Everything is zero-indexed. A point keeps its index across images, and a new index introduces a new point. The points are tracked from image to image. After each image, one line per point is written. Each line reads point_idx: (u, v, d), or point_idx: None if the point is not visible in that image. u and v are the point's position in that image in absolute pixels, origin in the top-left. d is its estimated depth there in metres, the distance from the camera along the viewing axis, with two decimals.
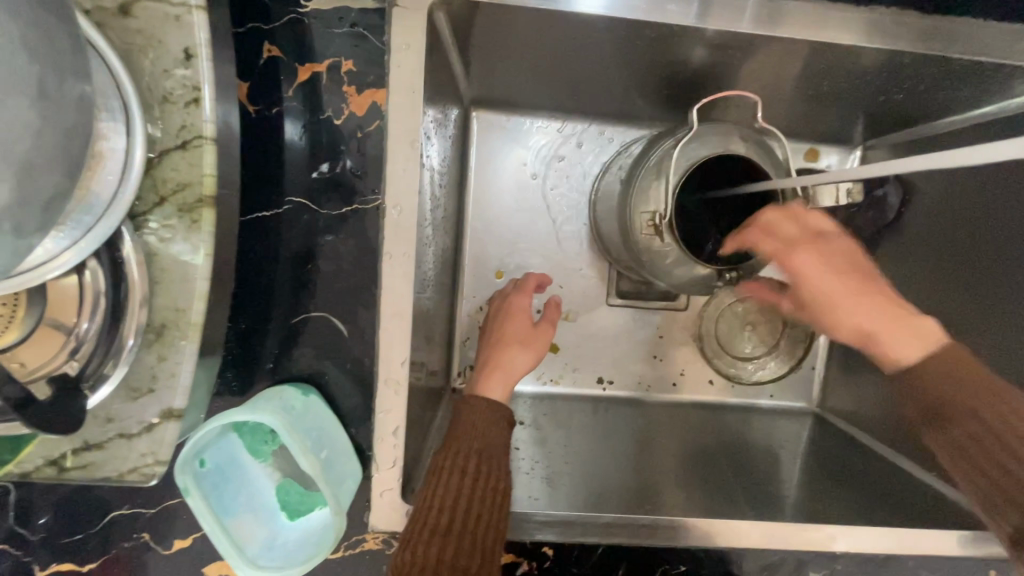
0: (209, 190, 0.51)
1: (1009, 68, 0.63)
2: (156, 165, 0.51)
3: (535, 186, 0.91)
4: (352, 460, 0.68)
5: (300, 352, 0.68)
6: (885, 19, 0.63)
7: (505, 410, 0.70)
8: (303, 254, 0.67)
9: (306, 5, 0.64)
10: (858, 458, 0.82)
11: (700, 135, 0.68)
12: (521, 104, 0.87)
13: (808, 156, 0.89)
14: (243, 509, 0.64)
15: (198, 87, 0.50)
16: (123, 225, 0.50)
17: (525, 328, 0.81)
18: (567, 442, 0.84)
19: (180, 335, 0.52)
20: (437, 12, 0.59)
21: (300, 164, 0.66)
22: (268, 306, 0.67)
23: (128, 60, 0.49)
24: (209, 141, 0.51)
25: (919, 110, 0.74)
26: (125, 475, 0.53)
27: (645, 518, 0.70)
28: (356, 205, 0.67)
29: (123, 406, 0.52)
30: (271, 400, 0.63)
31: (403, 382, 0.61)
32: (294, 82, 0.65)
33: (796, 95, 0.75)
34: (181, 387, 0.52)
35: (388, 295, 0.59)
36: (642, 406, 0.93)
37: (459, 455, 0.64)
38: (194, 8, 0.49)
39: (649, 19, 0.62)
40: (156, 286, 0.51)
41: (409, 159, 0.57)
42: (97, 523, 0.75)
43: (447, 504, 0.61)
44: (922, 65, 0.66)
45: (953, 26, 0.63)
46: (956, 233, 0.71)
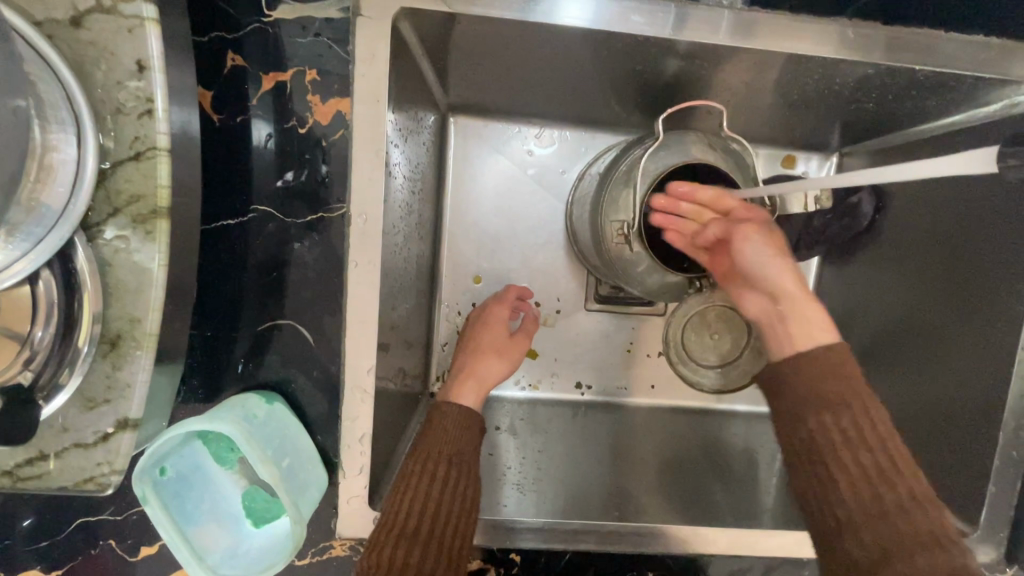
0: (165, 201, 0.51)
1: (975, 78, 0.64)
2: (109, 175, 0.51)
3: (510, 192, 0.91)
4: (316, 467, 0.68)
5: (267, 359, 0.69)
6: (848, 30, 0.63)
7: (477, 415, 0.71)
8: (269, 262, 0.67)
9: (270, 13, 0.64)
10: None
11: (667, 144, 0.69)
12: (495, 111, 0.87)
13: (785, 163, 0.90)
14: (206, 517, 0.64)
15: (151, 98, 0.50)
16: (77, 236, 0.50)
17: (500, 337, 0.82)
18: (541, 447, 0.85)
19: (135, 346, 0.52)
20: (402, 23, 0.60)
21: (266, 172, 0.66)
22: (235, 313, 0.68)
23: (80, 71, 0.50)
24: (163, 153, 0.51)
25: (890, 120, 0.75)
26: (81, 484, 0.53)
27: (612, 523, 0.72)
28: (322, 214, 0.67)
29: (78, 416, 0.52)
30: (232, 408, 0.63)
31: (368, 391, 0.62)
32: (259, 90, 0.65)
33: (762, 105, 0.76)
34: (136, 397, 0.53)
35: (354, 303, 0.59)
36: (621, 410, 0.93)
37: (429, 460, 0.65)
38: (147, 20, 0.50)
39: (613, 30, 0.62)
40: (113, 296, 0.51)
41: (374, 170, 0.58)
42: (63, 531, 0.75)
43: (415, 510, 0.61)
44: (890, 77, 0.66)
45: (919, 37, 0.63)
46: (924, 242, 0.73)
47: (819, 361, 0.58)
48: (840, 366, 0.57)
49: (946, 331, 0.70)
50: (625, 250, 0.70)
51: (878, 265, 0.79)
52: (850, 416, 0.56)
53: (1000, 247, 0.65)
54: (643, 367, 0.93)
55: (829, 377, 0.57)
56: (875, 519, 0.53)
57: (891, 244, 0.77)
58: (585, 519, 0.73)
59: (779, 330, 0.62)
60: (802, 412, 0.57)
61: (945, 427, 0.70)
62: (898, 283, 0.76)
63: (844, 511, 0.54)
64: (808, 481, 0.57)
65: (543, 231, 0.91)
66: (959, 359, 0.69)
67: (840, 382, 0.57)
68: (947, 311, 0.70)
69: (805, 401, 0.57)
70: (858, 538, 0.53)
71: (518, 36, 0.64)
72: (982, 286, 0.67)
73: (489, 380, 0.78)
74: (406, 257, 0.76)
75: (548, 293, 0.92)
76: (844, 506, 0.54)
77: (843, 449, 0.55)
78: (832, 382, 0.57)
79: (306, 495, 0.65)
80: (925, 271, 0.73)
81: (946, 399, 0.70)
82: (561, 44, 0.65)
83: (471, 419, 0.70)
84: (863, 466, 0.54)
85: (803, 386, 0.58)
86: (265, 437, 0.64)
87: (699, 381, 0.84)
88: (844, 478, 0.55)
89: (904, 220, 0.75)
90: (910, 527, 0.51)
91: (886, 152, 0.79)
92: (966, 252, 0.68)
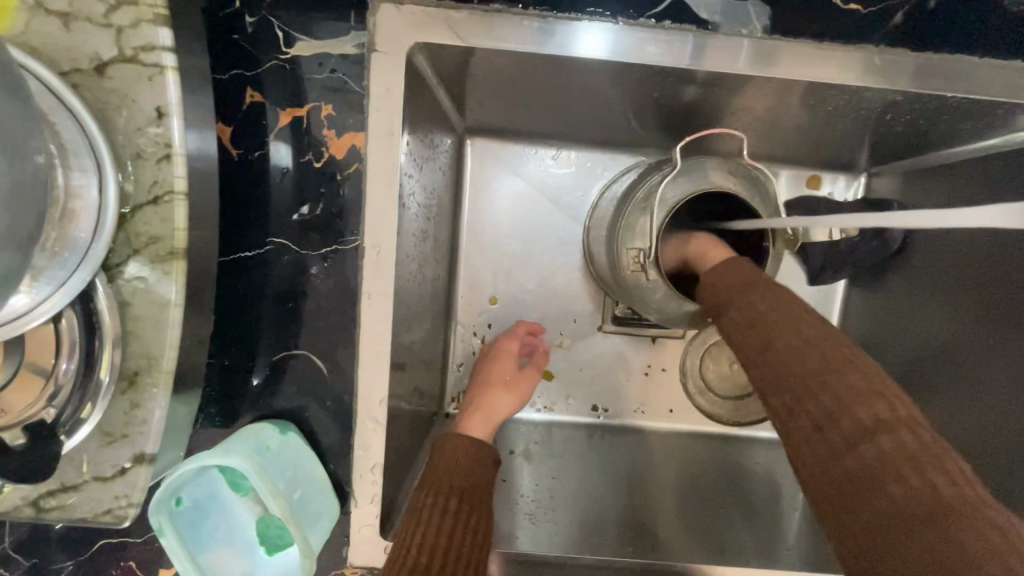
0: (181, 243, 0.53)
1: (1010, 105, 0.61)
2: (129, 219, 0.53)
3: (526, 215, 0.90)
4: (328, 496, 0.70)
5: (283, 388, 0.70)
6: (874, 56, 0.61)
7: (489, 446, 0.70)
8: (285, 292, 0.68)
9: (287, 50, 0.65)
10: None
11: (684, 171, 0.68)
12: (511, 133, 0.87)
13: (810, 183, 0.87)
14: (219, 544, 0.66)
15: (170, 144, 0.52)
16: (97, 277, 0.52)
17: (510, 372, 0.82)
18: (555, 474, 0.84)
19: (152, 383, 0.54)
20: (415, 56, 0.60)
21: (283, 205, 0.67)
22: (251, 343, 0.69)
23: (103, 118, 0.52)
24: (180, 197, 0.53)
25: (923, 142, 0.72)
26: (99, 516, 0.56)
27: (625, 560, 0.71)
28: (335, 246, 0.68)
29: (98, 451, 0.55)
30: (246, 441, 0.64)
31: (380, 421, 0.62)
32: (277, 124, 0.66)
33: (786, 126, 0.74)
34: (153, 433, 0.55)
35: (367, 334, 0.60)
36: (639, 435, 0.91)
37: (443, 493, 0.65)
38: (166, 69, 0.52)
39: (629, 62, 0.61)
40: (134, 332, 0.53)
41: (387, 203, 0.58)
42: (86, 552, 0.77)
43: (428, 543, 0.60)
44: (920, 102, 0.63)
45: (950, 63, 0.61)
46: (962, 274, 0.69)
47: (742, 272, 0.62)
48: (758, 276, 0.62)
49: (983, 367, 0.67)
50: (639, 280, 0.70)
51: (911, 295, 0.75)
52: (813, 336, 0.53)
53: None
54: (660, 393, 0.91)
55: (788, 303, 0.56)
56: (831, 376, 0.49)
57: (923, 270, 0.74)
58: (598, 554, 0.72)
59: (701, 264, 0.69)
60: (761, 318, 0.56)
61: (980, 466, 0.67)
62: (931, 309, 0.72)
63: (812, 420, 0.48)
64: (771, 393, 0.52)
65: (559, 253, 0.90)
66: (996, 393, 0.65)
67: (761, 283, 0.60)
68: (987, 342, 0.66)
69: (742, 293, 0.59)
70: (836, 453, 0.46)
71: (534, 66, 0.64)
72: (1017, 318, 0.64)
73: (501, 413, 0.79)
74: (421, 284, 0.76)
75: (563, 318, 0.91)
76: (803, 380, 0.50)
77: (809, 362, 0.51)
78: (795, 307, 0.56)
79: (315, 527, 0.67)
80: (963, 302, 0.69)
81: (979, 438, 0.67)
82: (577, 72, 0.65)
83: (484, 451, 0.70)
84: (843, 380, 0.48)
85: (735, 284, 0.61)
86: (277, 471, 0.64)
87: (701, 406, 0.91)
88: (818, 393, 0.49)
89: (937, 245, 0.72)
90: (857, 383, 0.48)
91: (919, 173, 0.76)
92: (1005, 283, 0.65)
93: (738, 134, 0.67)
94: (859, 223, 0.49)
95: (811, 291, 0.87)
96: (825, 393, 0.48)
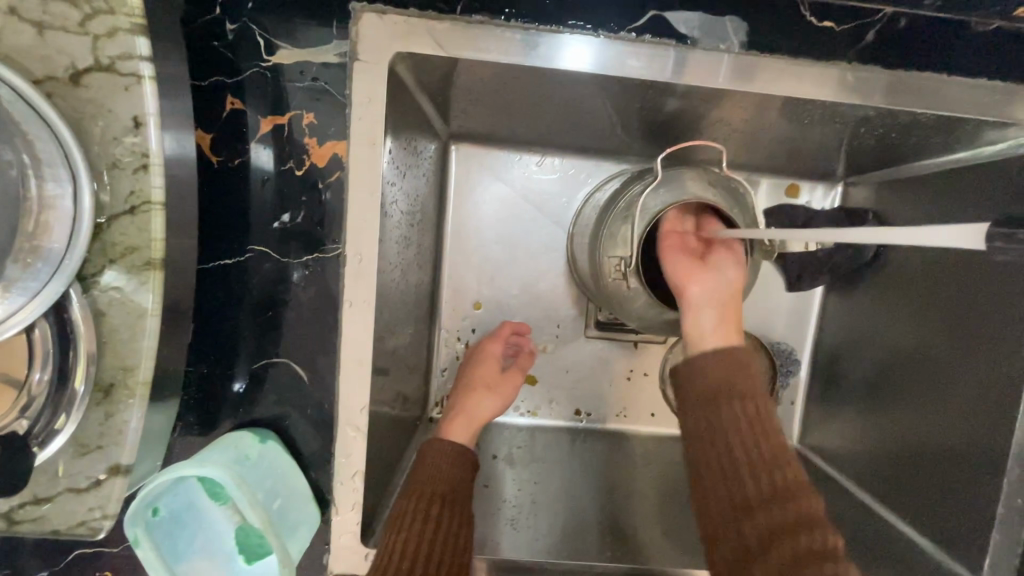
0: (158, 253, 0.53)
1: (976, 122, 0.63)
2: (105, 229, 0.52)
3: (510, 221, 0.90)
4: (309, 505, 0.69)
5: (263, 395, 0.69)
6: (848, 72, 0.62)
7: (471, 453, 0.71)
8: (265, 300, 0.68)
9: (268, 58, 0.64)
10: (827, 499, 0.81)
11: (666, 181, 0.69)
12: (496, 139, 0.87)
13: (789, 191, 0.88)
14: (198, 554, 0.65)
15: (146, 154, 0.52)
16: (72, 287, 0.52)
17: (494, 375, 0.82)
18: (536, 478, 0.85)
19: (128, 394, 0.54)
20: (398, 65, 0.60)
21: (264, 213, 0.67)
22: (231, 351, 0.68)
23: (78, 127, 0.51)
24: (157, 207, 0.53)
25: (896, 154, 0.74)
26: (73, 528, 0.55)
27: (602, 565, 0.72)
28: (317, 255, 0.68)
29: (72, 462, 0.54)
30: (224, 451, 0.64)
31: (361, 430, 0.62)
32: (258, 132, 0.66)
33: (765, 138, 0.75)
34: (128, 444, 0.54)
35: (349, 343, 0.60)
36: (620, 440, 0.92)
37: (424, 500, 0.65)
38: (144, 79, 0.51)
39: (610, 75, 0.62)
40: (109, 342, 0.53)
41: (368, 212, 0.58)
42: (61, 562, 0.76)
43: (409, 551, 0.61)
44: (892, 118, 0.65)
45: (922, 80, 0.62)
46: (934, 284, 0.71)
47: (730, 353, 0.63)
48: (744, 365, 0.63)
49: (950, 374, 0.69)
50: (620, 288, 0.71)
51: (886, 302, 0.77)
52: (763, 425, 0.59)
53: (1007, 291, 0.64)
54: (642, 398, 0.92)
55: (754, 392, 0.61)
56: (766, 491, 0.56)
57: (900, 279, 0.76)
58: (578, 559, 0.73)
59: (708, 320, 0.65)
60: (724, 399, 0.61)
61: (947, 471, 0.69)
62: (905, 318, 0.74)
63: (741, 522, 0.56)
64: (705, 467, 0.59)
65: (543, 259, 0.91)
66: (962, 400, 0.67)
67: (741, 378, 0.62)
68: (954, 350, 0.68)
69: (719, 379, 0.61)
70: (739, 538, 0.55)
71: (516, 76, 0.64)
72: (984, 327, 0.65)
73: (485, 415, 0.79)
74: (404, 291, 0.76)
75: (546, 324, 0.91)
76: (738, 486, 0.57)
77: (763, 472, 0.57)
78: (772, 417, 0.60)
79: (295, 535, 0.66)
80: (934, 311, 0.71)
81: (947, 444, 0.68)
82: (560, 83, 0.65)
83: (465, 458, 0.70)
84: (776, 497, 0.55)
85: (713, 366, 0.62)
86: (256, 480, 0.64)
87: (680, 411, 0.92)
88: (753, 483, 0.57)
89: (911, 256, 0.74)
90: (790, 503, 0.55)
91: (893, 184, 0.78)
92: (972, 295, 0.67)
93: (717, 145, 0.68)
94: (831, 238, 0.50)
95: (788, 298, 0.89)
96: (759, 482, 0.56)
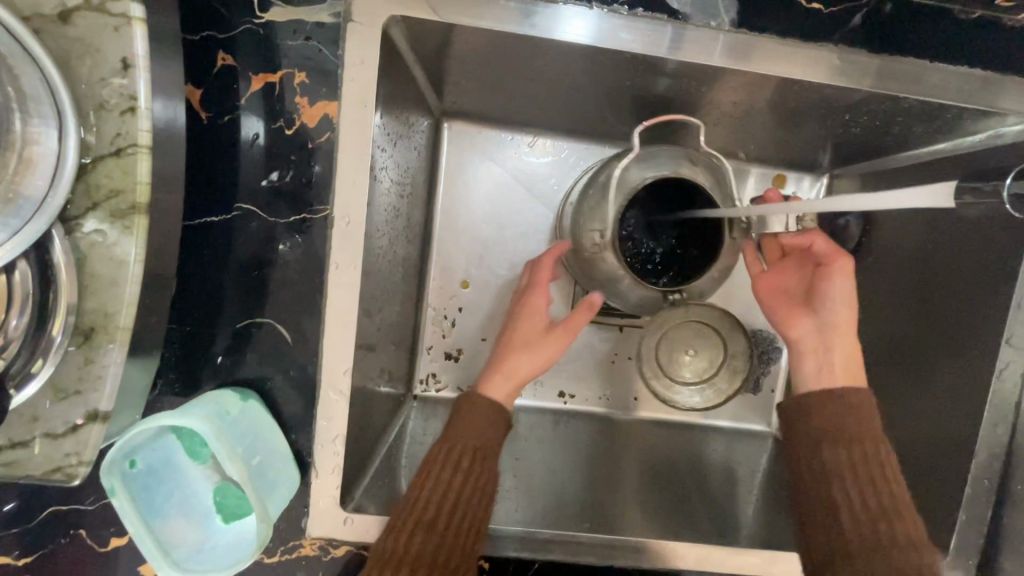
0: (143, 197, 0.53)
1: (958, 109, 0.64)
2: (89, 170, 0.52)
3: (501, 199, 0.91)
4: (289, 465, 0.69)
5: (246, 357, 0.69)
6: (835, 55, 0.63)
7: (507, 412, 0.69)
8: (251, 261, 0.68)
9: (262, 16, 0.65)
10: None
11: (646, 157, 0.70)
12: (490, 117, 0.87)
13: (776, 182, 0.89)
14: (174, 511, 0.65)
15: (134, 97, 0.52)
16: (54, 228, 0.52)
17: (537, 328, 0.73)
18: (520, 454, 0.85)
19: (108, 339, 0.53)
20: (393, 28, 0.60)
21: (253, 171, 0.67)
22: (216, 310, 0.68)
23: (65, 66, 0.51)
24: (143, 150, 0.53)
25: (879, 144, 0.75)
26: (48, 474, 0.55)
27: (583, 535, 0.72)
28: (306, 215, 0.68)
29: (49, 406, 0.54)
30: (204, 405, 0.64)
31: (344, 392, 0.62)
32: (249, 89, 0.66)
33: (752, 123, 0.77)
34: (108, 391, 0.54)
35: (334, 304, 0.60)
36: (603, 421, 0.93)
37: (451, 453, 0.66)
38: (133, 20, 0.51)
39: (602, 45, 0.63)
40: (91, 286, 0.53)
41: (359, 174, 0.59)
42: (34, 519, 0.75)
43: (435, 500, 0.64)
44: (877, 102, 0.66)
45: (905, 65, 0.64)
46: (916, 272, 0.72)
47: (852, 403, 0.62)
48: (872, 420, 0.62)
49: (928, 359, 0.70)
50: (598, 261, 0.72)
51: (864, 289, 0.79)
52: (880, 478, 0.60)
53: (989, 278, 0.65)
54: (625, 380, 0.93)
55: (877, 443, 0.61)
56: (868, 544, 0.58)
57: (879, 266, 0.77)
58: (556, 529, 0.73)
59: (818, 359, 0.65)
60: (841, 466, 0.60)
61: (921, 452, 0.70)
62: (883, 309, 0.76)
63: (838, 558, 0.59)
64: (813, 502, 0.62)
65: (532, 239, 0.91)
66: (941, 385, 0.69)
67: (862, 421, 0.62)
68: (930, 337, 0.70)
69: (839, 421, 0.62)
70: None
71: (511, 48, 0.65)
72: (959, 311, 0.68)
73: (526, 371, 0.70)
74: (392, 260, 0.76)
75: None
76: (842, 530, 0.59)
77: (878, 524, 0.58)
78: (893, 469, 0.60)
79: (275, 494, 0.66)
80: (910, 299, 0.73)
81: (923, 428, 0.70)
82: (554, 56, 0.66)
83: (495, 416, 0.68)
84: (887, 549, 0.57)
85: (834, 411, 0.62)
86: (236, 437, 0.64)
87: (654, 386, 0.83)
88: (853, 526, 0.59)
89: (891, 247, 0.75)
90: (898, 556, 0.56)
91: (876, 175, 0.79)
92: (951, 283, 0.69)
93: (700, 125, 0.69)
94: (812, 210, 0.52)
95: None
96: (862, 528, 0.59)
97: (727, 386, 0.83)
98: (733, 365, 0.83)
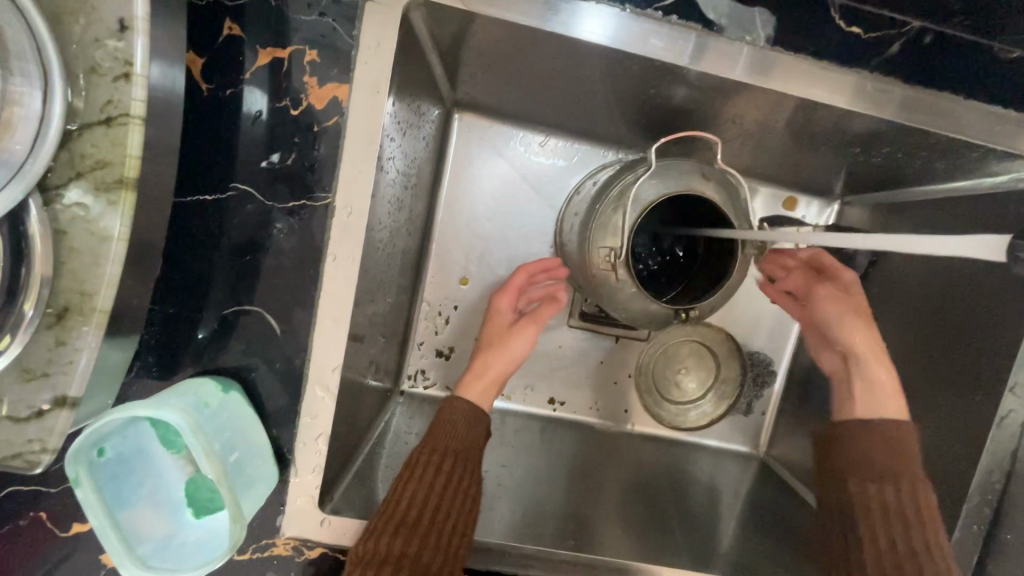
0: (132, 171, 0.49)
1: (986, 148, 0.62)
2: (74, 138, 0.49)
3: (507, 197, 0.87)
4: (266, 461, 0.66)
5: (231, 344, 0.67)
6: (867, 82, 0.61)
7: (485, 420, 0.68)
8: (243, 244, 0.65)
9: None
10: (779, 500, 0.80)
11: (662, 173, 0.65)
12: (503, 113, 0.83)
13: (786, 205, 0.86)
14: (142, 502, 0.63)
15: (130, 62, 0.48)
16: (32, 197, 0.48)
17: (504, 326, 0.75)
18: (505, 461, 0.83)
19: (83, 321, 0.50)
20: (413, 12, 0.57)
21: (254, 150, 0.64)
22: (202, 293, 0.66)
23: (57, 23, 0.48)
24: (135, 120, 0.49)
25: (897, 177, 0.73)
26: (7, 459, 0.52)
27: (565, 553, 0.68)
28: (305, 201, 0.65)
29: (14, 385, 0.50)
30: (183, 396, 0.61)
31: (330, 389, 0.59)
32: (255, 63, 0.63)
33: (771, 145, 0.74)
34: (78, 373, 0.51)
35: (325, 297, 0.57)
36: (591, 433, 0.90)
37: (434, 454, 0.65)
38: None
39: (629, 50, 0.60)
40: (68, 263, 0.50)
41: (365, 164, 0.56)
42: None
43: (419, 501, 0.62)
44: (902, 134, 0.64)
45: (938, 100, 0.62)
46: (924, 309, 0.70)
47: (884, 430, 0.60)
48: (907, 451, 0.59)
49: (926, 398, 0.69)
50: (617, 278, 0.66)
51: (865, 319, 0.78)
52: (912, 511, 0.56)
53: (997, 322, 0.63)
54: (620, 395, 0.91)
55: (905, 451, 0.59)
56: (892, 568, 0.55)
57: (893, 299, 0.75)
58: (538, 545, 0.69)
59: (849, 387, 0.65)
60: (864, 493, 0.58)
61: None
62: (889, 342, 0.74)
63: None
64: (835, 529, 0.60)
65: (536, 242, 0.87)
66: (933, 425, 0.67)
67: (893, 448, 0.59)
68: (934, 379, 0.68)
69: (866, 450, 0.60)
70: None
71: (534, 44, 0.62)
72: (966, 355, 0.65)
73: (499, 369, 0.72)
74: (390, 255, 0.73)
75: None
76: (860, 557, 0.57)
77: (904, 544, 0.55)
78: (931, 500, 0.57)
79: (249, 493, 0.62)
80: (913, 336, 0.71)
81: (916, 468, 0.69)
82: (575, 58, 0.63)
83: (479, 419, 0.68)
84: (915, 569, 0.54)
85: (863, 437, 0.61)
86: (214, 430, 0.61)
87: (662, 415, 0.88)
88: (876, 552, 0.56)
89: (896, 279, 0.75)
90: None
91: (888, 206, 0.77)
92: (959, 321, 0.67)
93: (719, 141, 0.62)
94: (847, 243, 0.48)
95: (773, 309, 0.89)
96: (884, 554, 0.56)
97: (710, 411, 0.89)
98: (721, 389, 0.89)
